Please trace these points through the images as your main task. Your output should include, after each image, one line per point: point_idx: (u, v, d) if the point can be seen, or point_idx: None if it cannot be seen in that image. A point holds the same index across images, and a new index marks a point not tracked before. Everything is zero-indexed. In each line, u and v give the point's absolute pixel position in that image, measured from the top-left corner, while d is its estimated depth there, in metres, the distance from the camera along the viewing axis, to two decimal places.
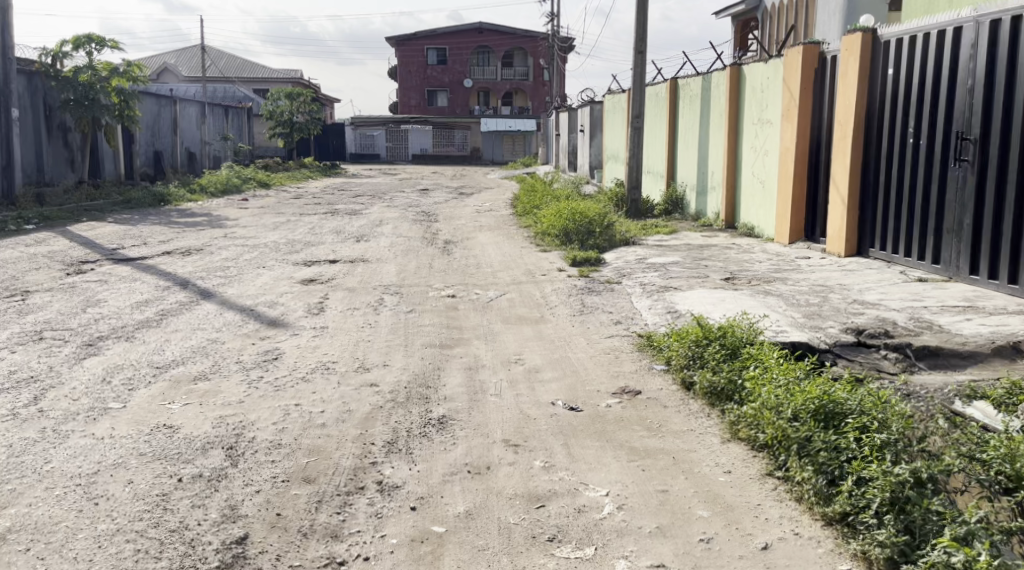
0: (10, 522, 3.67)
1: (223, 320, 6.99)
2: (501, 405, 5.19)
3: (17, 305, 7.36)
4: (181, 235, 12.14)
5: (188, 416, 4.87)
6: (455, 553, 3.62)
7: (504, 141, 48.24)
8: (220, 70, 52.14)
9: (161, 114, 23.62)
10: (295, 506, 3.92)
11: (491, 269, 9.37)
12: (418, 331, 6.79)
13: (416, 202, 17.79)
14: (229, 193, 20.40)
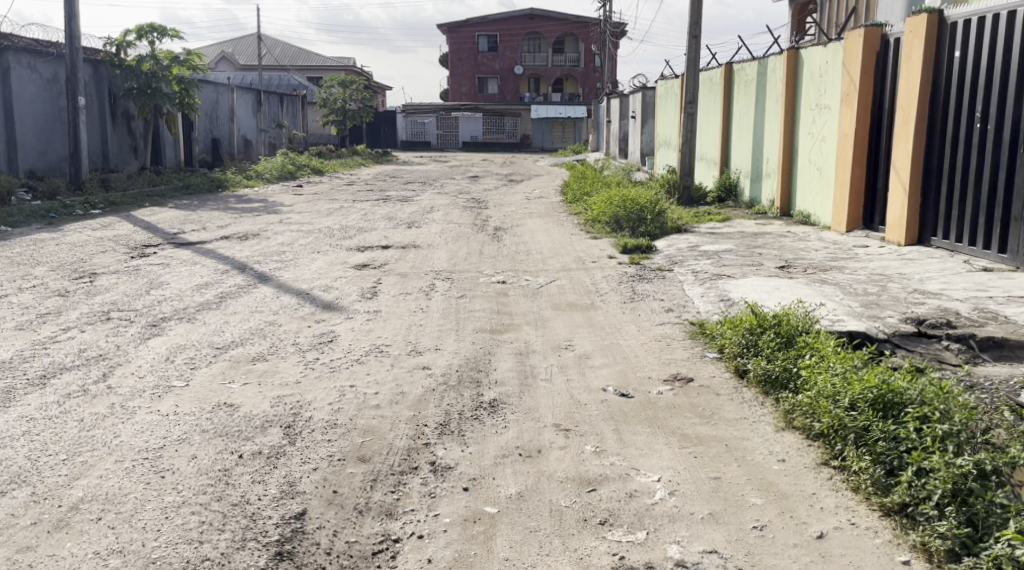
0: (82, 492, 3.81)
1: (280, 303, 7.13)
2: (552, 390, 5.22)
3: (85, 287, 7.59)
4: (238, 221, 12.39)
5: (247, 395, 4.99)
6: (507, 534, 3.66)
7: (555, 128, 48.09)
8: (274, 59, 52.83)
9: (219, 102, 24.05)
10: (351, 484, 4.00)
11: (541, 256, 9.39)
12: (469, 316, 6.84)
13: (466, 189, 17.85)
14: (284, 180, 20.71)
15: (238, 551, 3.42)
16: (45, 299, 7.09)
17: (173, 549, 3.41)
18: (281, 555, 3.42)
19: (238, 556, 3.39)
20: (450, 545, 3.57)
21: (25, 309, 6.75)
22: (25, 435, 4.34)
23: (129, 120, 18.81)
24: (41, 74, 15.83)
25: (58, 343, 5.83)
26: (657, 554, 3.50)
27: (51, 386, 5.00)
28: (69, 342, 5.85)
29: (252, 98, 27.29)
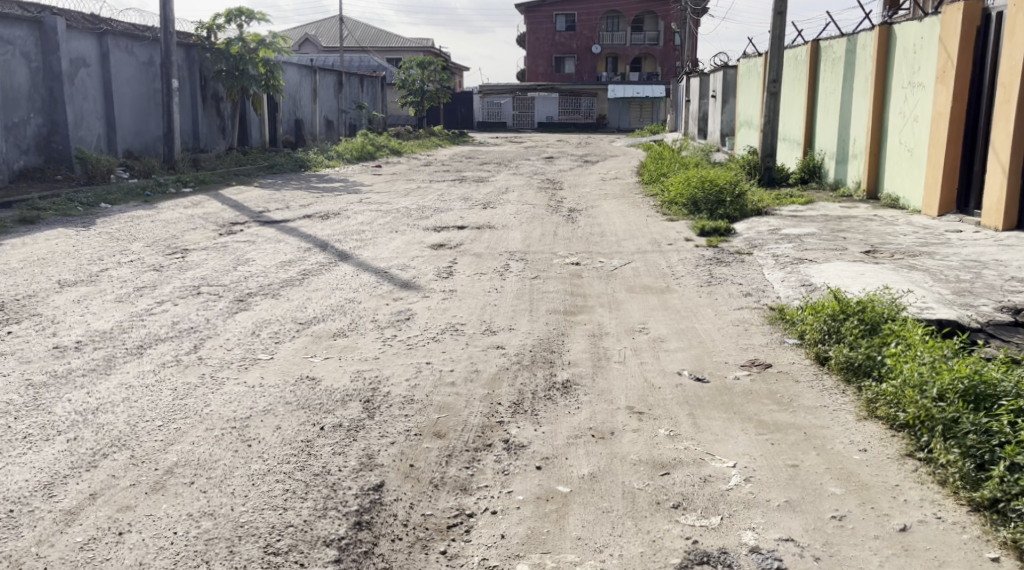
0: (177, 457, 3.97)
1: (359, 281, 7.25)
2: (625, 372, 5.21)
3: (177, 262, 7.86)
4: (320, 200, 12.65)
5: (328, 368, 5.12)
6: (580, 514, 3.68)
7: (633, 108, 47.51)
8: (355, 40, 53.47)
9: (303, 83, 24.52)
10: (427, 459, 4.08)
11: (616, 238, 9.33)
12: (543, 297, 6.86)
13: (542, 170, 17.84)
14: (363, 160, 21.03)
15: (319, 519, 3.52)
16: (141, 273, 7.38)
17: (259, 514, 3.53)
18: (360, 525, 3.51)
19: (320, 524, 3.49)
20: (523, 522, 3.60)
21: (123, 282, 7.02)
22: (124, 401, 4.55)
23: (218, 102, 19.35)
24: (137, 57, 16.37)
25: (153, 315, 6.06)
26: (732, 540, 3.48)
27: (147, 356, 5.22)
28: (163, 315, 6.08)
29: (334, 79, 27.72)
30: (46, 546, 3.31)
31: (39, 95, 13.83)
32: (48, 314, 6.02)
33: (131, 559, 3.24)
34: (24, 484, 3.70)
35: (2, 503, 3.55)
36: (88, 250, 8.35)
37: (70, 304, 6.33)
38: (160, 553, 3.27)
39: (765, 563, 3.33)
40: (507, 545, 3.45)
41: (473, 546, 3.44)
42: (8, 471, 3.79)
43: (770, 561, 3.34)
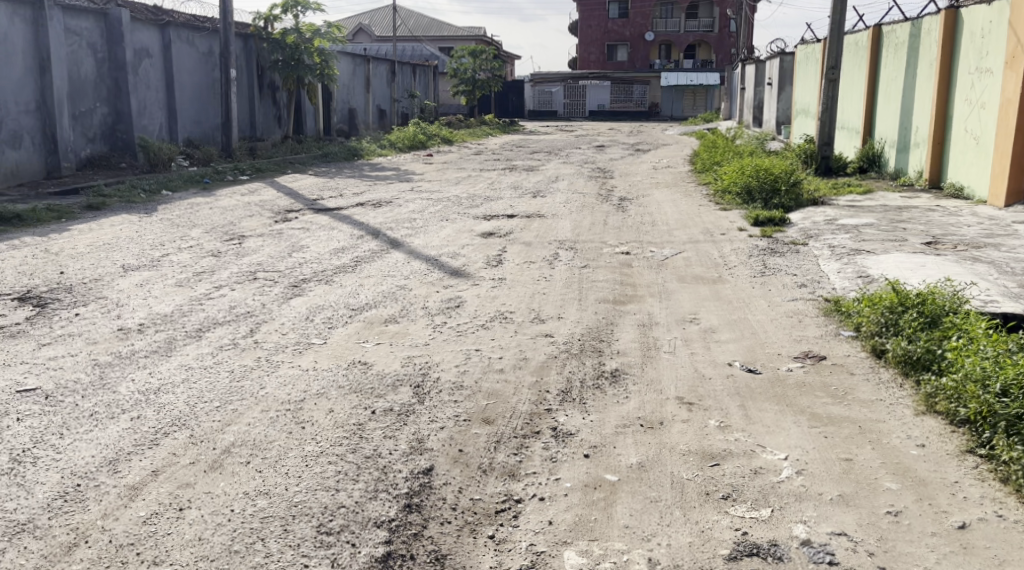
0: (233, 437, 4.05)
1: (411, 268, 7.30)
2: (675, 362, 5.17)
3: (234, 248, 8.00)
4: (372, 188, 12.76)
5: (380, 353, 5.17)
6: (628, 502, 3.66)
7: (686, 96, 47.01)
8: (408, 29, 53.73)
9: (356, 72, 24.73)
10: (475, 444, 4.09)
11: (667, 227, 9.24)
12: (593, 286, 6.83)
13: (593, 159, 17.75)
14: (415, 149, 21.14)
15: (371, 501, 3.56)
16: (200, 258, 7.52)
17: (312, 495, 3.58)
18: (410, 507, 3.55)
19: (371, 506, 3.53)
20: (571, 509, 3.60)
21: (183, 267, 7.17)
22: (184, 382, 4.66)
23: (274, 91, 19.62)
24: (197, 47, 16.66)
25: (212, 300, 6.18)
26: (782, 533, 3.43)
27: (206, 339, 5.33)
28: (221, 299, 6.19)
29: (387, 68, 27.91)
30: (110, 520, 3.39)
31: (105, 85, 14.15)
32: (112, 298, 6.18)
33: (191, 534, 3.31)
34: (91, 459, 3.80)
35: (70, 477, 3.66)
36: (150, 236, 8.55)
37: (133, 287, 6.48)
38: (219, 529, 3.34)
39: (816, 556, 3.28)
40: (555, 532, 3.45)
41: (521, 531, 3.45)
42: (76, 447, 3.91)
43: (822, 554, 3.28)
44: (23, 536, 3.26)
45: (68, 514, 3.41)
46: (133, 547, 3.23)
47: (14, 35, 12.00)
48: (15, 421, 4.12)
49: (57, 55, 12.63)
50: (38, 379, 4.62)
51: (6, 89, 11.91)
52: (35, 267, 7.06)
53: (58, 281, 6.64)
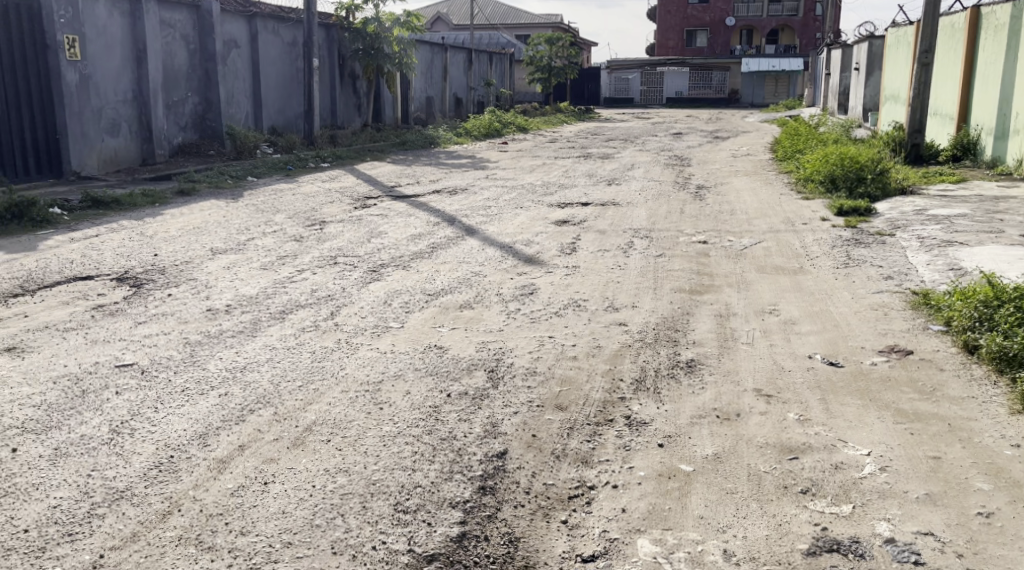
0: (315, 416, 4.14)
1: (485, 255, 7.33)
2: (754, 354, 5.07)
3: (316, 233, 8.17)
4: (448, 176, 12.87)
5: (455, 338, 5.22)
6: (703, 493, 3.62)
7: (767, 82, 46.11)
8: (485, 17, 53.85)
9: (434, 60, 24.92)
10: (549, 430, 4.10)
11: (746, 216, 9.07)
12: (668, 276, 6.75)
13: (670, 146, 17.53)
14: (491, 136, 21.23)
15: (446, 482, 3.60)
16: (284, 243, 7.70)
17: (390, 473, 3.64)
18: (484, 490, 3.57)
19: (446, 487, 3.57)
20: (644, 498, 3.58)
21: (267, 251, 7.35)
22: (268, 361, 4.79)
23: (354, 80, 19.92)
24: (282, 37, 17.00)
25: (294, 283, 6.32)
26: (865, 530, 3.34)
27: (289, 320, 5.46)
28: (304, 283, 6.33)
29: (464, 57, 28.10)
30: (201, 490, 3.51)
31: (196, 75, 14.57)
32: (202, 279, 6.37)
33: (276, 507, 3.41)
34: (183, 433, 3.94)
35: (163, 449, 3.79)
36: (237, 221, 8.79)
37: (221, 270, 6.67)
38: (302, 504, 3.43)
39: (900, 555, 3.18)
40: (629, 519, 3.43)
41: (595, 517, 3.44)
42: (169, 420, 4.05)
43: (907, 554, 3.19)
44: (122, 503, 3.40)
45: (163, 483, 3.54)
46: (222, 517, 3.33)
47: (113, 27, 12.43)
48: (115, 394, 4.29)
49: (152, 47, 13.05)
50: (135, 355, 4.81)
51: (105, 79, 12.36)
52: (131, 249, 7.33)
53: (152, 262, 6.88)
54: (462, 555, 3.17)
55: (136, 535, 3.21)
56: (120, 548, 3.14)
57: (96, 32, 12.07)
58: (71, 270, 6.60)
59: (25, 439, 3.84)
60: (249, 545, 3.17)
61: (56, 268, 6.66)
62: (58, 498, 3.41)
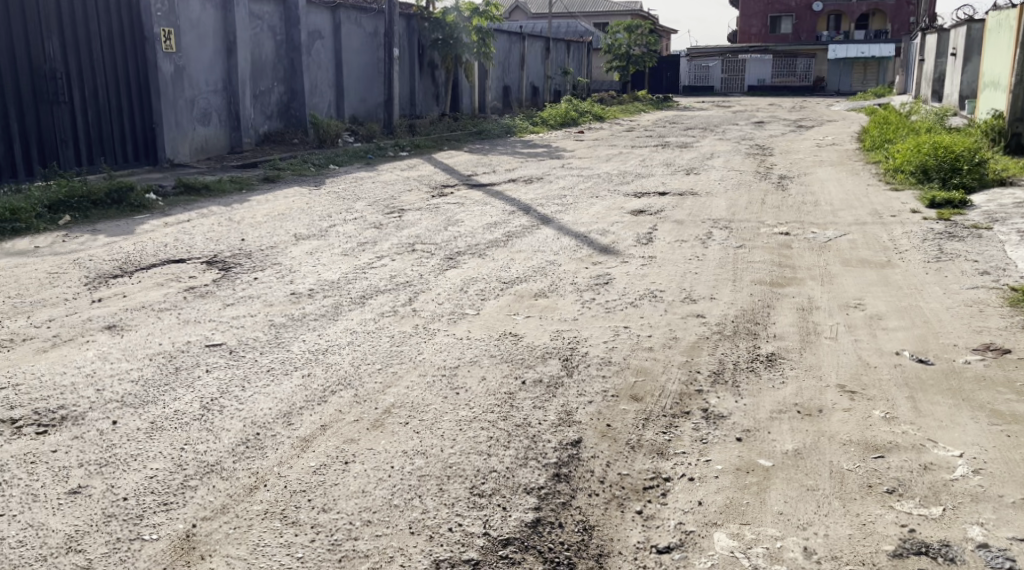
0: (394, 398, 4.20)
1: (560, 244, 7.31)
2: (837, 349, 4.93)
3: (394, 221, 8.27)
4: (525, 164, 12.87)
5: (530, 326, 5.22)
6: (782, 489, 3.54)
7: (855, 70, 44.60)
8: (563, 5, 53.52)
9: (512, 50, 24.95)
10: (624, 420, 4.07)
11: (831, 207, 8.82)
12: (748, 267, 6.61)
13: (752, 135, 17.17)
14: (567, 125, 21.14)
15: (521, 468, 3.61)
16: (363, 230, 7.82)
17: (466, 457, 3.67)
18: (559, 477, 3.57)
19: (521, 472, 3.57)
20: (721, 492, 3.52)
21: (348, 238, 7.48)
22: (348, 344, 4.87)
23: (433, 69, 20.09)
24: (365, 28, 17.22)
25: (374, 269, 6.41)
26: (955, 534, 3.22)
27: (368, 305, 5.55)
28: (382, 269, 6.41)
29: (541, 45, 28.03)
30: (285, 467, 3.59)
31: (282, 65, 14.89)
32: (286, 264, 6.51)
33: (355, 486, 3.47)
34: (269, 411, 4.04)
35: (251, 426, 3.90)
36: (319, 207, 8.96)
37: (304, 255, 6.81)
38: (381, 483, 3.48)
39: (994, 561, 3.06)
40: (705, 512, 3.38)
41: (670, 510, 3.41)
42: (256, 398, 4.16)
43: (1001, 560, 3.06)
44: (213, 476, 3.50)
45: (249, 459, 3.64)
46: (305, 494, 3.41)
47: (206, 20, 12.79)
48: (205, 372, 4.44)
49: (241, 38, 13.38)
50: (223, 335, 4.95)
51: (197, 69, 12.72)
52: (220, 234, 7.55)
53: (239, 247, 7.07)
54: (537, 540, 3.17)
55: (225, 508, 3.31)
56: (210, 519, 3.24)
57: (190, 25, 12.44)
58: (165, 253, 6.83)
59: (124, 412, 3.99)
60: (331, 522, 3.24)
61: (151, 251, 6.90)
62: (154, 469, 3.54)
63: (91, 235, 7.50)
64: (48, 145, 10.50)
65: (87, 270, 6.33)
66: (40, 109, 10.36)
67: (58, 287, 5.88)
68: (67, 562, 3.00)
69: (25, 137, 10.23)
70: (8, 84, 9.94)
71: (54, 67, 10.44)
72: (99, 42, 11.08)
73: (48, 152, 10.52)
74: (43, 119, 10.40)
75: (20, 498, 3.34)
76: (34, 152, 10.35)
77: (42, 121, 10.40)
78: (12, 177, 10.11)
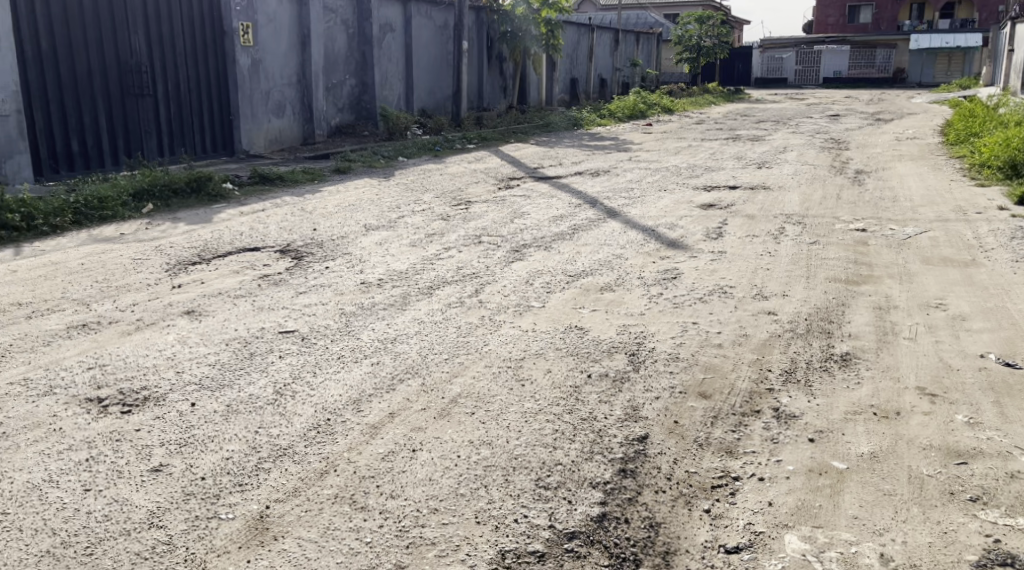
0: (460, 388, 4.22)
1: (627, 238, 7.24)
2: (917, 350, 4.78)
3: (461, 213, 8.29)
4: (593, 157, 12.78)
5: (596, 320, 5.18)
6: (857, 492, 3.44)
7: (939, 61, 43.18)
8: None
9: (580, 41, 24.83)
10: (692, 417, 4.00)
11: (910, 204, 8.55)
12: (822, 264, 6.45)
13: (827, 129, 16.74)
14: (635, 118, 20.94)
15: (587, 462, 3.58)
16: (431, 221, 7.87)
17: (531, 449, 3.66)
18: (625, 472, 3.53)
19: (586, 466, 3.55)
20: (793, 493, 3.44)
21: (416, 229, 7.54)
22: (416, 334, 4.90)
23: (502, 62, 20.10)
24: (435, 20, 17.32)
25: (441, 260, 6.43)
26: None
27: (436, 296, 5.57)
28: (450, 260, 6.44)
29: (610, 37, 27.81)
30: (355, 453, 3.64)
31: (354, 58, 15.07)
32: (356, 254, 6.59)
33: (423, 474, 3.49)
34: (339, 398, 4.09)
35: (321, 412, 3.95)
36: (388, 199, 9.05)
37: (373, 246, 6.88)
38: (447, 472, 3.50)
39: None
40: (775, 514, 3.31)
41: (739, 509, 3.34)
42: (327, 385, 4.21)
43: None
44: (285, 459, 3.56)
45: (321, 444, 3.69)
46: (374, 480, 3.45)
47: (282, 14, 13.02)
48: (278, 358, 4.52)
49: (316, 32, 13.59)
50: (296, 323, 5.04)
51: (273, 62, 12.96)
52: (293, 224, 7.68)
53: (311, 236, 7.18)
54: (603, 535, 3.15)
55: (297, 491, 3.36)
56: (283, 501, 3.30)
57: (267, 19, 12.69)
58: (241, 241, 6.98)
59: (202, 395, 4.09)
60: (399, 508, 3.27)
61: (228, 239, 7.07)
62: (230, 450, 3.62)
63: (172, 223, 7.71)
64: (133, 137, 10.84)
65: (168, 257, 6.50)
66: (126, 102, 10.69)
67: (141, 273, 6.05)
68: (150, 537, 3.08)
69: (113, 129, 10.56)
70: (98, 77, 10.27)
71: (140, 60, 10.77)
72: (181, 36, 11.38)
73: (133, 144, 10.85)
74: (129, 111, 10.72)
75: (105, 474, 3.44)
76: (121, 143, 10.68)
77: (128, 113, 10.72)
78: (101, 168, 10.44)
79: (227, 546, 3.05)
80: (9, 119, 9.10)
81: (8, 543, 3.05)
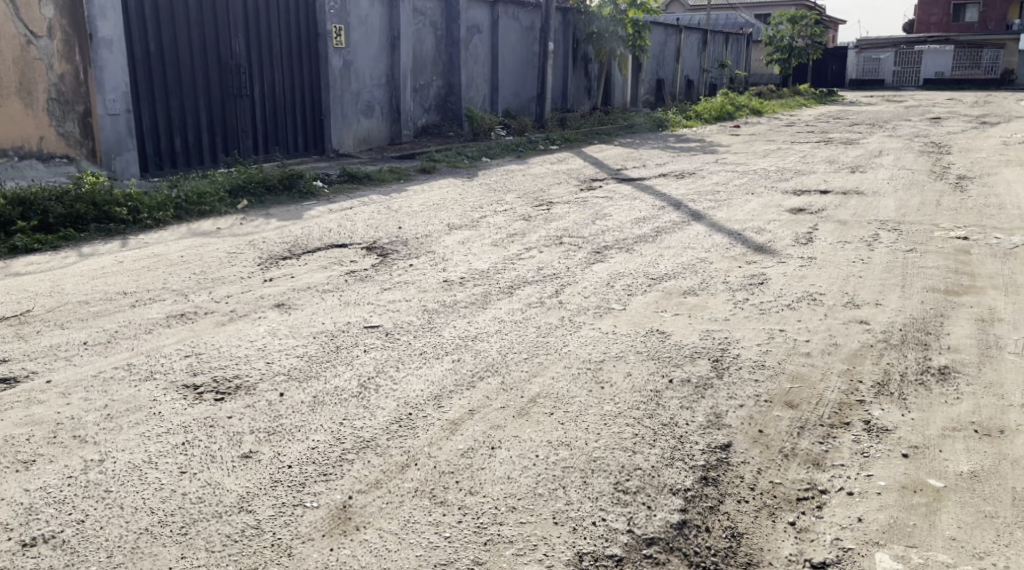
0: (539, 388, 4.19)
1: (712, 242, 7.09)
2: (1022, 366, 4.53)
3: (544, 213, 8.27)
4: (677, 159, 12.61)
5: (678, 324, 5.08)
6: (955, 513, 3.27)
7: None
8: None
9: (667, 42, 24.52)
10: (778, 427, 3.88)
11: (1018, 211, 8.13)
12: (919, 273, 6.19)
13: (927, 132, 16.10)
14: (722, 120, 20.54)
15: (666, 467, 3.51)
16: (513, 221, 7.86)
17: (610, 452, 3.60)
18: (707, 480, 3.44)
19: (666, 472, 3.47)
20: (885, 509, 3.29)
21: (498, 228, 7.54)
22: (496, 332, 4.90)
23: (587, 62, 19.99)
24: (522, 21, 17.34)
25: (522, 260, 6.42)
26: None
27: (517, 295, 5.56)
28: (530, 260, 6.42)
29: (698, 37, 27.39)
30: (435, 448, 3.64)
31: (441, 59, 15.23)
32: (440, 252, 6.64)
33: (501, 471, 3.47)
34: (420, 393, 4.11)
35: (403, 406, 3.98)
36: (471, 198, 9.09)
37: (456, 244, 6.92)
38: (526, 471, 3.47)
39: None
40: (865, 530, 3.17)
41: (826, 524, 3.22)
42: (408, 380, 4.24)
43: None
44: (368, 452, 3.60)
45: (402, 437, 3.71)
46: (453, 476, 3.45)
47: (374, 16, 13.21)
48: (363, 351, 4.58)
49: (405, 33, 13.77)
50: (380, 318, 5.09)
51: (363, 62, 13.17)
52: (379, 222, 7.78)
53: (395, 234, 7.27)
54: (683, 543, 3.08)
55: (379, 483, 3.39)
56: (365, 492, 3.33)
57: (359, 21, 12.90)
58: (327, 237, 7.10)
59: (290, 386, 4.17)
60: (477, 505, 3.26)
61: (315, 235, 7.21)
62: (315, 440, 3.67)
63: (263, 219, 7.91)
64: (231, 135, 11.18)
65: (259, 251, 6.67)
66: (226, 101, 11.03)
67: (235, 266, 6.22)
68: (239, 520, 3.15)
69: (213, 127, 10.91)
70: (200, 77, 10.62)
71: (239, 62, 11.10)
72: (278, 38, 11.69)
73: (231, 142, 11.19)
74: (227, 111, 11.07)
75: (200, 458, 3.54)
76: (220, 141, 11.03)
77: (227, 112, 11.07)
78: (201, 165, 10.81)
79: (311, 534, 3.09)
80: (119, 119, 9.52)
81: (110, 520, 3.16)
